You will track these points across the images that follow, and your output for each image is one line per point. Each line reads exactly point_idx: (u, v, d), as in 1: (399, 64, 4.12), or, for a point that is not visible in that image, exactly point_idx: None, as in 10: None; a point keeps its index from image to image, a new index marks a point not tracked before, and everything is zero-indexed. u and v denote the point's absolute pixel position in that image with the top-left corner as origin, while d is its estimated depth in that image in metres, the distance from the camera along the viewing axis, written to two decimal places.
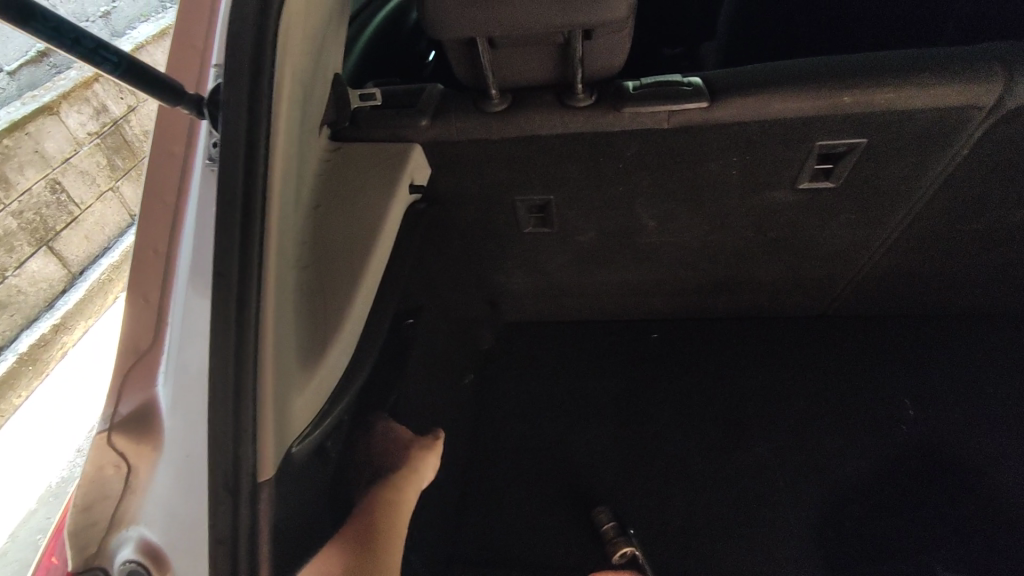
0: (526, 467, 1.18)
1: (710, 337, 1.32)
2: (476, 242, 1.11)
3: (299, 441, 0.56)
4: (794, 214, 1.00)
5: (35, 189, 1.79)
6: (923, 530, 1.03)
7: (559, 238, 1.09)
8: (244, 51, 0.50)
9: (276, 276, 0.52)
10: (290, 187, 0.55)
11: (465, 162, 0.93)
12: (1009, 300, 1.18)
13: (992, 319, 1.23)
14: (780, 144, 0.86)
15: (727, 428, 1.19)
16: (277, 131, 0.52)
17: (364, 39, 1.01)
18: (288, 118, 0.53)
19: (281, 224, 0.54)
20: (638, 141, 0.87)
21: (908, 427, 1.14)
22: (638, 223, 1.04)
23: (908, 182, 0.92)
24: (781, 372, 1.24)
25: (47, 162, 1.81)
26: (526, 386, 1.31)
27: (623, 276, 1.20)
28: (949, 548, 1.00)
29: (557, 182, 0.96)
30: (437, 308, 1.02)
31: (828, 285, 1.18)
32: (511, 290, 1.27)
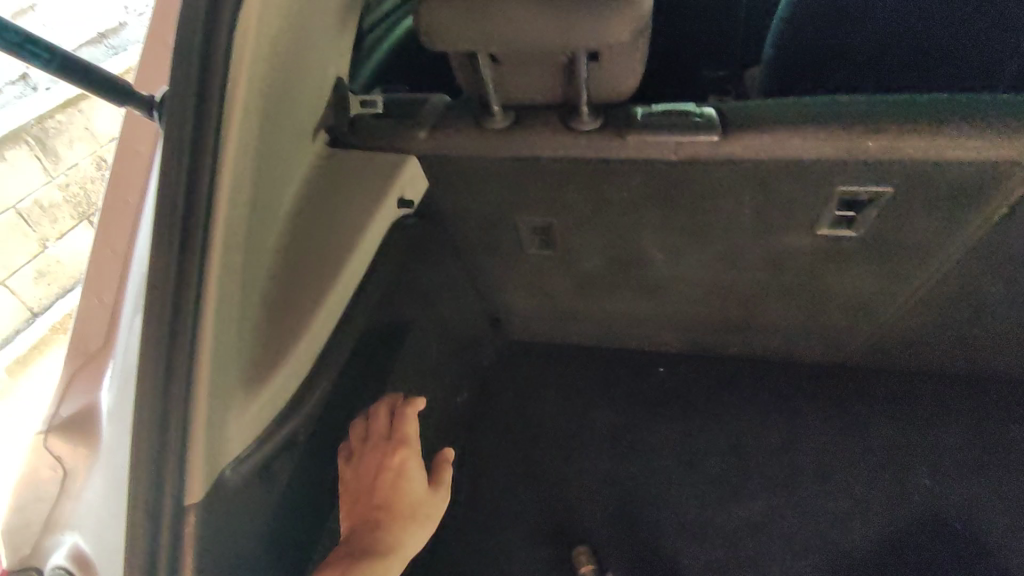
0: (509, 497, 1.15)
1: (718, 376, 1.25)
2: (479, 259, 1.08)
3: (236, 466, 0.54)
4: (813, 259, 0.93)
5: None
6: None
7: (562, 261, 1.05)
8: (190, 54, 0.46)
9: (218, 297, 0.49)
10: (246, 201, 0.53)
11: (464, 179, 0.90)
12: None
13: None
14: (797, 187, 0.80)
15: (724, 477, 1.13)
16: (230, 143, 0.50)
17: (369, 71, 0.99)
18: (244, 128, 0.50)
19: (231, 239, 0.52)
20: (644, 172, 0.82)
21: (921, 498, 1.06)
22: (645, 254, 1.00)
23: (937, 239, 0.85)
24: (788, 423, 1.17)
25: None
26: (521, 409, 1.27)
27: (630, 306, 1.15)
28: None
29: (560, 207, 0.92)
30: (428, 324, 0.99)
31: (849, 335, 1.10)
32: (515, 309, 1.22)
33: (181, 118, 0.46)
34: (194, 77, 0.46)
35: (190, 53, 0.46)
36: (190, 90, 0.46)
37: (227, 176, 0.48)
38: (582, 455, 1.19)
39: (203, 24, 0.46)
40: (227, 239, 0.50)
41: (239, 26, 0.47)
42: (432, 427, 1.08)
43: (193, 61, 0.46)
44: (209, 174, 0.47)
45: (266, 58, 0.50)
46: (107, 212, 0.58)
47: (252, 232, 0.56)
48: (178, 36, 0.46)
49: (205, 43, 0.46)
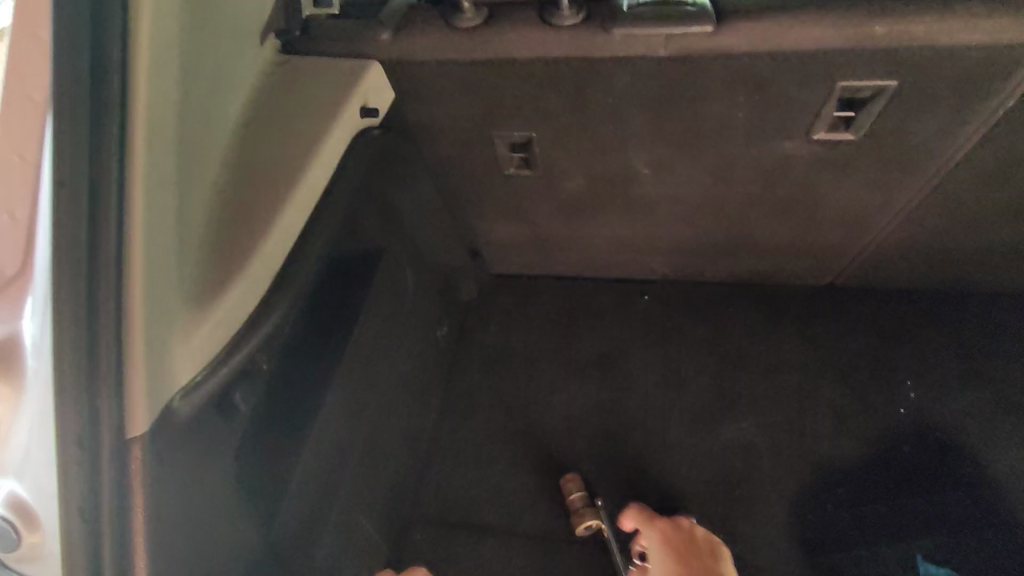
0: (486, 469, 1.06)
1: (708, 302, 1.22)
2: (455, 182, 1.00)
3: (187, 395, 0.48)
4: (809, 169, 0.89)
5: None
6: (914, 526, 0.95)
7: (544, 181, 0.98)
8: None
9: (147, 202, 0.44)
10: (167, 91, 0.47)
11: (431, 88, 0.81)
12: None
13: (1008, 299, 1.11)
14: (796, 83, 0.74)
15: (714, 399, 1.11)
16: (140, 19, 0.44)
17: None
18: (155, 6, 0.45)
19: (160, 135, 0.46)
20: (630, 71, 0.75)
21: (909, 411, 1.05)
22: (630, 170, 0.93)
23: (937, 141, 0.81)
24: (790, 355, 1.14)
25: None
26: (506, 341, 1.22)
27: (614, 231, 1.10)
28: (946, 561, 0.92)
29: (540, 118, 0.85)
30: (400, 252, 0.92)
31: (840, 253, 1.08)
32: (496, 240, 1.17)
33: None
34: None
35: None
36: None
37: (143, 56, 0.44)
38: (640, 405, 1.12)
39: None
40: (150, 131, 0.45)
41: None
42: (414, 364, 1.01)
43: None
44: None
45: None
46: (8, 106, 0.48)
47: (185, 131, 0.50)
48: None
49: None
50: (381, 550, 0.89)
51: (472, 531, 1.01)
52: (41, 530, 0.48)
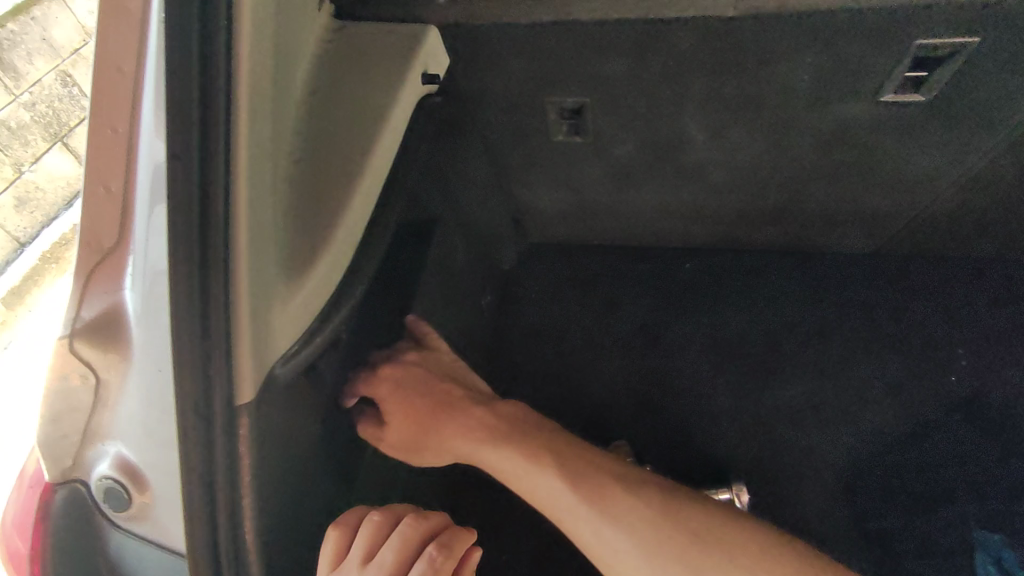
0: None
1: (749, 268, 1.21)
2: (502, 149, 0.99)
3: (285, 362, 0.49)
4: (870, 132, 0.87)
5: (46, 81, 1.65)
6: (959, 496, 0.96)
7: (593, 148, 0.97)
8: None
9: (249, 169, 0.44)
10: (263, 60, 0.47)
11: (487, 54, 0.80)
12: None
13: None
14: (868, 42, 0.72)
15: (760, 366, 1.11)
16: None
17: None
18: None
19: (257, 106, 0.46)
20: (696, 34, 0.74)
21: (960, 378, 1.05)
22: (683, 135, 0.92)
23: (1008, 100, 0.79)
24: (836, 322, 1.13)
25: (56, 51, 1.65)
26: (548, 310, 1.23)
27: (660, 198, 1.09)
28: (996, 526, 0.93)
29: (596, 83, 0.83)
30: (452, 221, 0.92)
31: (892, 219, 1.06)
32: (538, 207, 1.16)
33: None
34: None
35: None
36: None
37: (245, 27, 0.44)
38: (700, 378, 1.11)
39: None
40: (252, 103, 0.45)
41: None
42: (462, 332, 1.02)
43: None
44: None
45: None
46: (98, 80, 0.48)
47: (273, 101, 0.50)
48: None
49: None
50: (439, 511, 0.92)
51: None
52: (151, 491, 0.51)
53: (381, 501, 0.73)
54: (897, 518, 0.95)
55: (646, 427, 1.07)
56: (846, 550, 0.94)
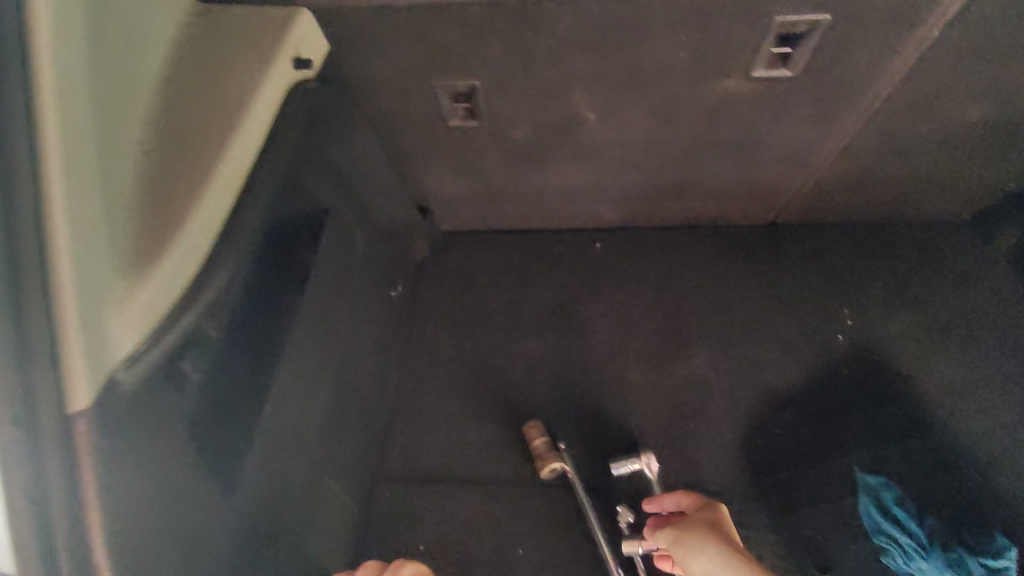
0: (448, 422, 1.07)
1: (653, 242, 1.25)
2: (398, 136, 0.97)
3: (129, 364, 0.51)
4: (749, 107, 0.90)
5: None
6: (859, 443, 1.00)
7: (489, 131, 0.97)
8: None
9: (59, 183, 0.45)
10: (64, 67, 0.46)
11: (369, 37, 0.78)
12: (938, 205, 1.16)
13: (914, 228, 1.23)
14: (735, 17, 0.75)
15: (668, 338, 1.14)
16: None
17: None
18: None
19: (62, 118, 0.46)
20: (574, 13, 0.75)
21: (846, 336, 1.12)
22: (575, 115, 0.92)
23: (867, 73, 0.84)
24: (735, 293, 1.18)
25: None
26: (463, 297, 1.21)
27: (563, 179, 1.09)
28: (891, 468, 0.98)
29: (483, 65, 0.83)
30: (345, 210, 0.89)
31: (782, 189, 1.12)
32: (445, 194, 1.15)
33: None
34: None
35: None
36: None
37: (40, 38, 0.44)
38: (613, 354, 1.13)
39: None
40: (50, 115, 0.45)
41: None
42: (366, 324, 0.99)
43: None
44: None
45: None
46: None
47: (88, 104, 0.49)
48: None
49: None
50: (343, 509, 0.89)
51: (439, 489, 1.00)
52: None
53: (275, 503, 0.72)
54: (799, 468, 0.99)
55: (561, 407, 1.07)
56: (748, 507, 0.97)
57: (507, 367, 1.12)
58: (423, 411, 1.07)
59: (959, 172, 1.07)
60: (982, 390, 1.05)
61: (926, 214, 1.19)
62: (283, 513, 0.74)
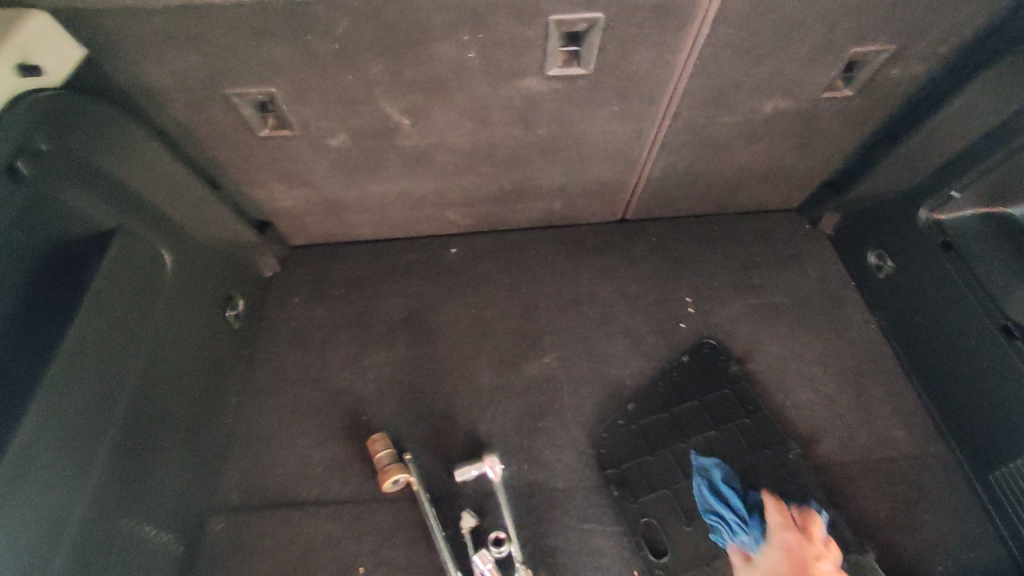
0: (289, 441, 1.03)
1: (507, 245, 1.25)
2: (207, 148, 0.93)
3: None
4: (558, 105, 0.92)
5: None
6: (705, 422, 1.04)
7: (304, 140, 0.93)
8: None
9: None
10: None
11: (136, 45, 0.74)
12: (768, 193, 1.23)
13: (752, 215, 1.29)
14: (511, 17, 0.75)
15: (519, 339, 1.14)
16: None
17: None
18: None
19: None
20: (348, 17, 0.73)
21: (689, 325, 1.16)
22: (387, 121, 0.91)
23: (659, 70, 0.87)
24: (586, 286, 1.21)
25: None
26: (312, 312, 1.16)
27: (400, 186, 1.07)
28: (733, 444, 1.03)
29: (272, 71, 0.80)
30: (140, 227, 0.83)
31: (618, 185, 1.14)
32: (280, 208, 1.09)
33: None
34: None
35: None
36: None
37: None
38: (462, 359, 1.12)
39: None
40: None
41: None
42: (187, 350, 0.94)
43: None
44: None
45: None
46: None
47: None
48: None
49: None
50: (159, 541, 0.85)
51: (279, 514, 0.97)
52: None
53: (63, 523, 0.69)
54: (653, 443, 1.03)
55: (408, 418, 1.06)
56: (591, 499, 0.99)
57: (355, 382, 1.09)
58: (265, 434, 1.04)
59: (778, 160, 1.12)
60: (810, 366, 1.11)
61: (759, 203, 1.26)
62: (73, 537, 0.70)
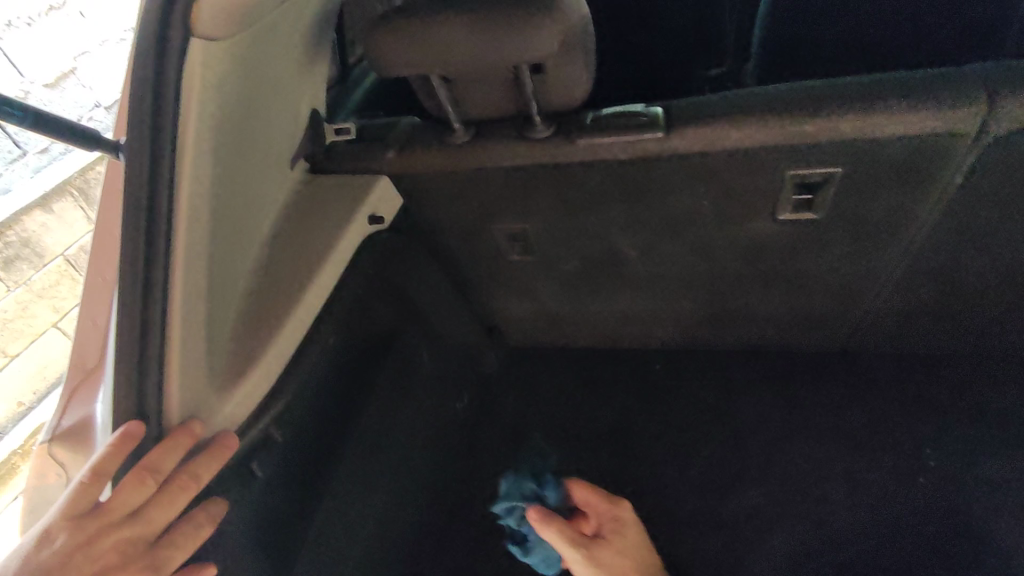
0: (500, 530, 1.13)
1: (716, 365, 1.26)
2: (465, 268, 1.12)
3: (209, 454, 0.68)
4: (784, 244, 0.95)
5: None
6: None
7: (541, 264, 1.08)
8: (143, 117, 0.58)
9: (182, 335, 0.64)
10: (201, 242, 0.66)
11: (436, 194, 0.95)
12: None
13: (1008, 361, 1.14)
14: (747, 171, 0.83)
15: (726, 467, 1.14)
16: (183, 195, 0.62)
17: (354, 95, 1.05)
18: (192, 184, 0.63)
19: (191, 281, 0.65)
20: (600, 173, 0.87)
21: (924, 480, 1.06)
22: (617, 251, 1.02)
23: (897, 215, 0.87)
24: (798, 428, 1.16)
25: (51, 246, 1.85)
26: (527, 411, 1.29)
27: (618, 304, 1.16)
28: None
29: (530, 212, 0.97)
30: (416, 331, 1.04)
31: (841, 320, 1.11)
32: (509, 314, 1.24)
33: (137, 182, 0.59)
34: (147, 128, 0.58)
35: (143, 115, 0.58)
36: (148, 133, 0.58)
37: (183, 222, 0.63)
38: (666, 479, 1.15)
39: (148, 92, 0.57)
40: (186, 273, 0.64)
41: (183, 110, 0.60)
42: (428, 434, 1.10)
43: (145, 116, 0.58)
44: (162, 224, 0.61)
45: (204, 133, 0.63)
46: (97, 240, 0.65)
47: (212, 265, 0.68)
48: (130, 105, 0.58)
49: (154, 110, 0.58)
50: None
51: None
52: None
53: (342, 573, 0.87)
54: None
55: None
56: None
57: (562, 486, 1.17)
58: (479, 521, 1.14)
59: None
60: None
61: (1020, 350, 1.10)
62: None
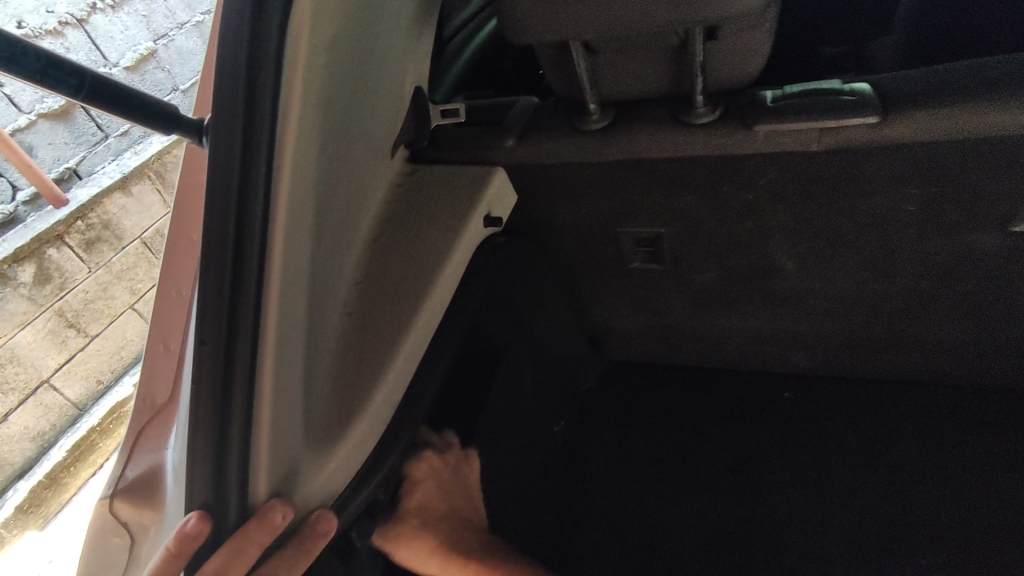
0: None
1: (872, 398, 0.99)
2: (576, 276, 0.96)
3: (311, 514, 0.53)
4: (1004, 263, 0.74)
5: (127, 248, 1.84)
6: None
7: (671, 275, 0.90)
8: (236, 89, 0.44)
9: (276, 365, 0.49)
10: (301, 245, 0.51)
11: (559, 187, 0.80)
12: None
13: None
14: (981, 167, 0.63)
15: (897, 531, 0.85)
16: (282, 184, 0.48)
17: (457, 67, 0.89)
18: (294, 170, 0.48)
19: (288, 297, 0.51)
20: (774, 168, 0.69)
21: None
22: (772, 264, 0.83)
23: None
24: (992, 487, 0.87)
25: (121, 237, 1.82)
26: (629, 437, 1.07)
27: (755, 325, 0.97)
28: None
29: (671, 213, 0.79)
30: (518, 349, 0.86)
31: None
32: (618, 327, 1.07)
33: (224, 173, 0.45)
34: (239, 103, 0.45)
35: (235, 85, 0.44)
36: (242, 108, 0.45)
37: (280, 221, 0.48)
38: (814, 540, 0.87)
39: (244, 56, 0.44)
40: (282, 286, 0.49)
41: (288, 66, 0.46)
42: (529, 468, 0.95)
43: (240, 86, 0.44)
44: (257, 230, 0.47)
45: (311, 105, 0.49)
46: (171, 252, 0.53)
47: (311, 273, 0.54)
48: (220, 73, 0.44)
49: (248, 79, 0.44)
50: None
51: None
52: None
53: None
54: None
55: None
56: None
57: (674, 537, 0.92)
58: None
59: None
60: None
61: None
62: None
